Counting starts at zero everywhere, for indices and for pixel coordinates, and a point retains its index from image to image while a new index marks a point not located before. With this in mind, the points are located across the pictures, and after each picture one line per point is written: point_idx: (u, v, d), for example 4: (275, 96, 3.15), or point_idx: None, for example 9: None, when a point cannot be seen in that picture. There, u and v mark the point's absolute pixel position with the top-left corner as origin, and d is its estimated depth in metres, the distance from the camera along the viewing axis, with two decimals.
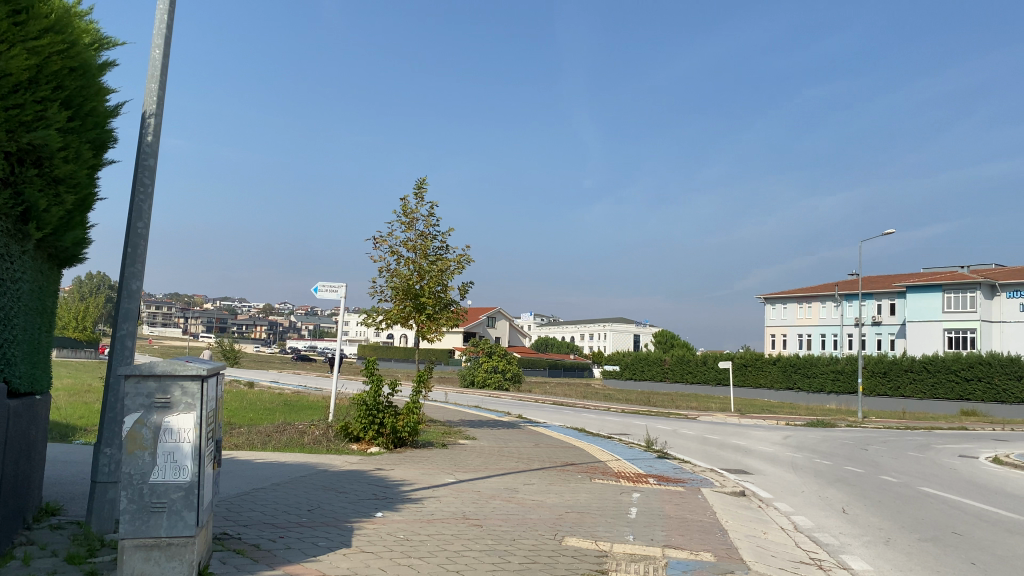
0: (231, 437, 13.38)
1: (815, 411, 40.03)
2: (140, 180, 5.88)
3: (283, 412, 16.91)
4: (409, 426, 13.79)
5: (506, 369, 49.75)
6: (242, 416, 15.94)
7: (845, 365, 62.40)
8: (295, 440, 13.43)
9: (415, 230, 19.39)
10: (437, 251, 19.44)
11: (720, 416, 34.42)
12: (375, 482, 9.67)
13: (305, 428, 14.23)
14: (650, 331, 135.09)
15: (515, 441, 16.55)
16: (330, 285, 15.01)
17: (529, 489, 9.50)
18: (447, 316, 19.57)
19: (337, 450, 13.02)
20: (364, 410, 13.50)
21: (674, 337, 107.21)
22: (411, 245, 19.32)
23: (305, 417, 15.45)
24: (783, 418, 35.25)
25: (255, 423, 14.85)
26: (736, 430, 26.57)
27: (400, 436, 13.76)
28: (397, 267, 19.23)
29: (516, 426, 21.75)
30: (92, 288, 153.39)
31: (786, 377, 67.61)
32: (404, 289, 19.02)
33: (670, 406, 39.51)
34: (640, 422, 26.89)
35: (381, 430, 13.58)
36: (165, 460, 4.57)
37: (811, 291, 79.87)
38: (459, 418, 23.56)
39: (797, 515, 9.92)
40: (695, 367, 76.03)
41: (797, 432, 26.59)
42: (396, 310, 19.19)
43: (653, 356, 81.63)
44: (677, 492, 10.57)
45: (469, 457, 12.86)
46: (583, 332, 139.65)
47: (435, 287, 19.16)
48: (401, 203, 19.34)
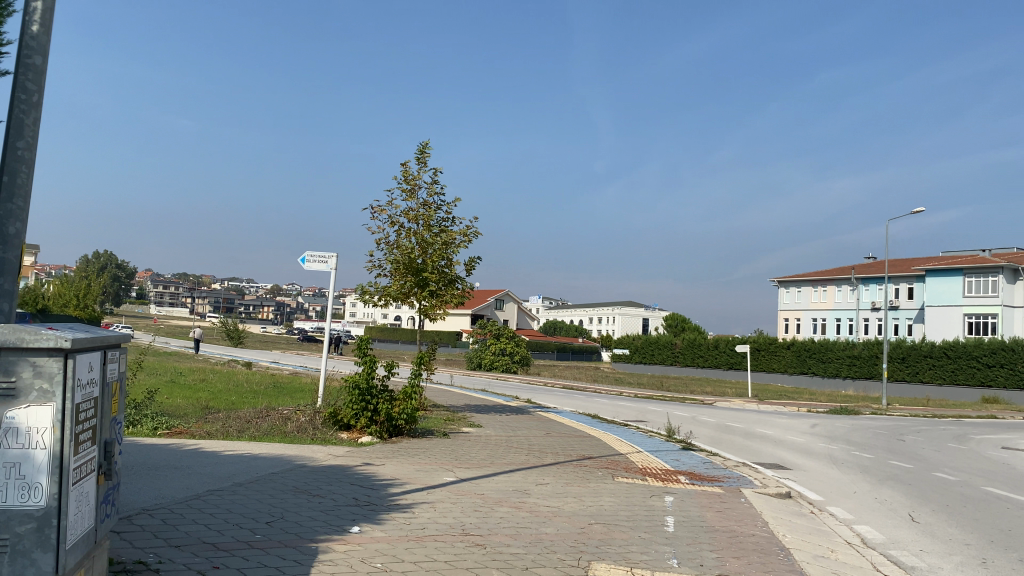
0: (206, 425, 11.85)
1: (836, 397, 38.38)
2: (21, 83, 4.29)
3: (270, 395, 15.42)
4: (407, 414, 12.29)
5: (515, 352, 48.26)
6: (224, 400, 14.45)
7: (862, 350, 60.66)
8: (277, 427, 11.92)
9: (417, 199, 17.80)
10: (441, 222, 17.86)
11: (739, 402, 32.81)
12: (360, 481, 8.13)
13: (290, 414, 12.73)
14: (660, 316, 133.24)
15: (524, 430, 14.98)
16: (319, 254, 13.45)
17: (542, 493, 7.94)
18: (452, 293, 17.98)
19: (324, 439, 11.52)
20: (354, 395, 11.99)
21: (685, 321, 105.47)
22: (412, 216, 17.74)
23: (291, 401, 13.95)
24: (804, 405, 33.67)
25: (236, 408, 13.35)
26: (759, 417, 24.93)
27: (395, 424, 12.26)
28: (397, 240, 17.67)
29: (525, 412, 20.25)
30: (99, 267, 152.78)
31: (800, 362, 65.94)
32: (405, 263, 17.44)
33: (684, 391, 37.96)
34: (658, 407, 25.28)
35: (375, 418, 12.06)
36: (7, 475, 3.04)
37: (827, 274, 78.03)
38: (464, 402, 22.04)
39: (860, 524, 8.38)
40: (706, 351, 74.45)
41: (824, 419, 24.99)
42: (396, 286, 17.64)
43: (664, 339, 80.05)
44: (715, 494, 9.01)
45: (474, 449, 11.29)
46: (591, 315, 138.19)
47: (439, 261, 17.60)
48: (402, 169, 17.72)
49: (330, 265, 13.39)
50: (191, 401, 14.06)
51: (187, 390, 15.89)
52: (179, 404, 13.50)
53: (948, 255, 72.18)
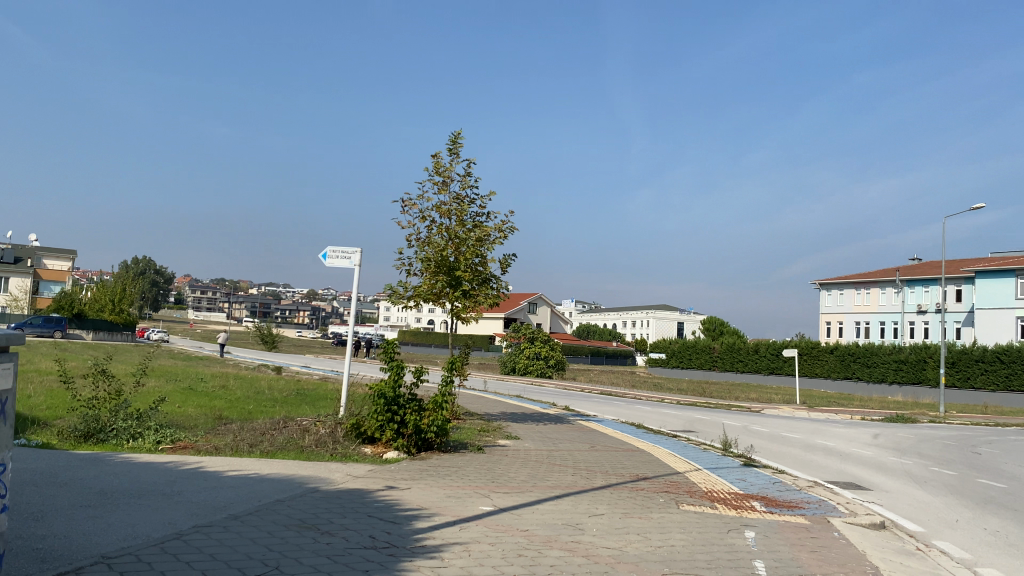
0: (216, 438, 10.66)
1: (889, 404, 36.43)
2: None
3: (291, 402, 14.26)
4: (437, 426, 10.99)
5: (550, 356, 46.89)
6: (242, 408, 13.30)
7: (909, 354, 58.19)
8: (293, 441, 10.69)
9: (449, 192, 16.55)
10: (475, 217, 16.59)
11: (786, 409, 31.11)
12: (381, 511, 6.81)
13: (309, 425, 11.49)
14: (695, 319, 130.84)
15: (565, 443, 13.58)
16: (341, 250, 12.24)
17: (598, 529, 6.57)
18: (486, 294, 16.67)
19: (345, 455, 10.27)
20: (380, 405, 10.71)
21: (722, 325, 103.22)
22: (445, 212, 16.49)
23: (312, 410, 12.75)
24: (857, 412, 31.89)
25: (252, 419, 12.20)
26: (814, 426, 23.26)
27: (425, 438, 10.99)
28: (428, 236, 16.44)
29: (565, 421, 18.87)
30: (138, 271, 154.89)
31: (844, 367, 63.66)
32: (436, 262, 16.19)
33: (729, 398, 36.22)
34: (705, 416, 23.75)
35: (402, 431, 10.79)
36: None
37: (870, 276, 75.57)
38: (499, 410, 20.73)
39: (985, 568, 6.90)
40: (746, 355, 72.38)
41: (885, 429, 23.24)
42: (426, 286, 16.39)
43: (701, 343, 78.16)
44: (802, 525, 7.58)
45: (515, 468, 9.95)
46: (625, 319, 136.19)
47: (472, 258, 16.31)
48: (433, 160, 16.47)
49: (354, 262, 12.17)
50: (206, 409, 12.93)
51: (203, 397, 14.83)
52: (193, 414, 12.40)
53: (997, 255, 69.40)
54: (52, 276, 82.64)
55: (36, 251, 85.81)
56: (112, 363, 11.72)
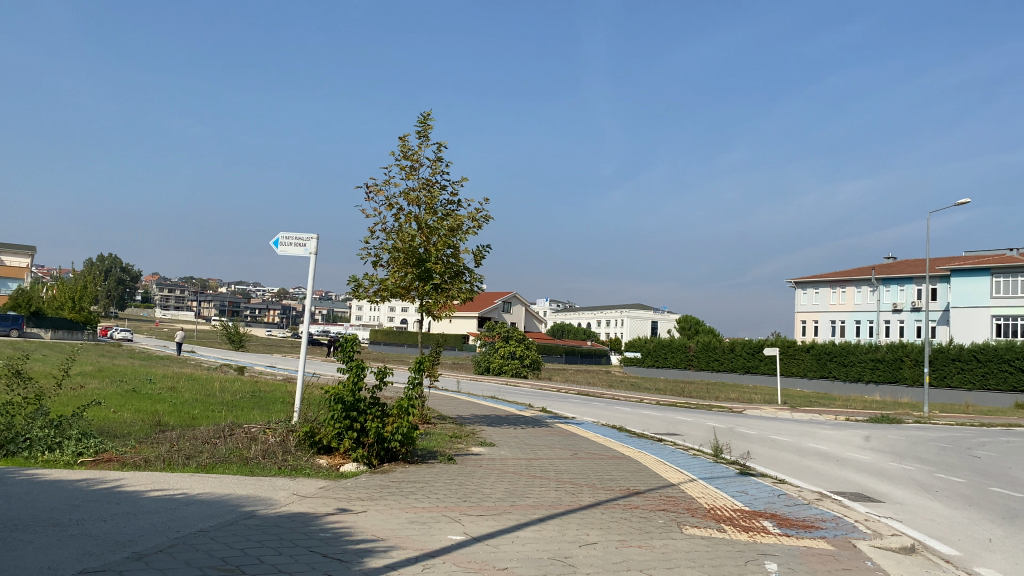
0: (149, 449, 9.27)
1: (871, 404, 35.75)
2: None
3: (242, 406, 12.93)
4: (402, 434, 9.73)
5: (525, 355, 45.77)
6: (185, 414, 11.92)
7: (886, 353, 57.95)
8: (238, 451, 9.40)
9: (419, 177, 15.29)
10: (446, 204, 15.36)
11: (769, 410, 30.23)
12: (326, 543, 5.55)
13: (257, 433, 10.19)
14: (670, 318, 130.48)
15: (544, 449, 12.39)
16: (295, 236, 10.95)
17: (594, 564, 5.38)
18: (459, 288, 15.45)
19: (297, 468, 9.02)
20: (337, 411, 9.47)
21: (698, 323, 102.81)
22: (415, 200, 15.26)
23: (263, 415, 11.44)
24: (841, 413, 31.12)
25: (194, 426, 10.87)
26: (802, 429, 22.29)
27: (389, 448, 9.73)
28: (395, 225, 15.18)
29: (542, 424, 17.72)
30: (103, 269, 151.71)
31: (821, 366, 63.23)
32: (405, 252, 14.91)
33: (709, 398, 35.32)
34: (689, 418, 22.71)
35: (362, 440, 9.55)
36: None
37: (845, 275, 75.33)
38: (472, 412, 19.52)
39: None
40: (722, 354, 71.86)
41: (876, 430, 22.35)
42: (394, 279, 15.12)
43: (677, 342, 77.51)
44: (827, 553, 6.46)
45: (490, 482, 8.75)
46: (599, 318, 135.38)
47: (444, 249, 15.08)
48: (401, 143, 15.20)
49: (309, 250, 10.90)
50: (145, 415, 11.57)
51: (145, 400, 13.47)
52: (129, 420, 11.03)
53: (972, 254, 69.31)
54: (10, 272, 79.89)
55: None
56: (29, 364, 10.31)
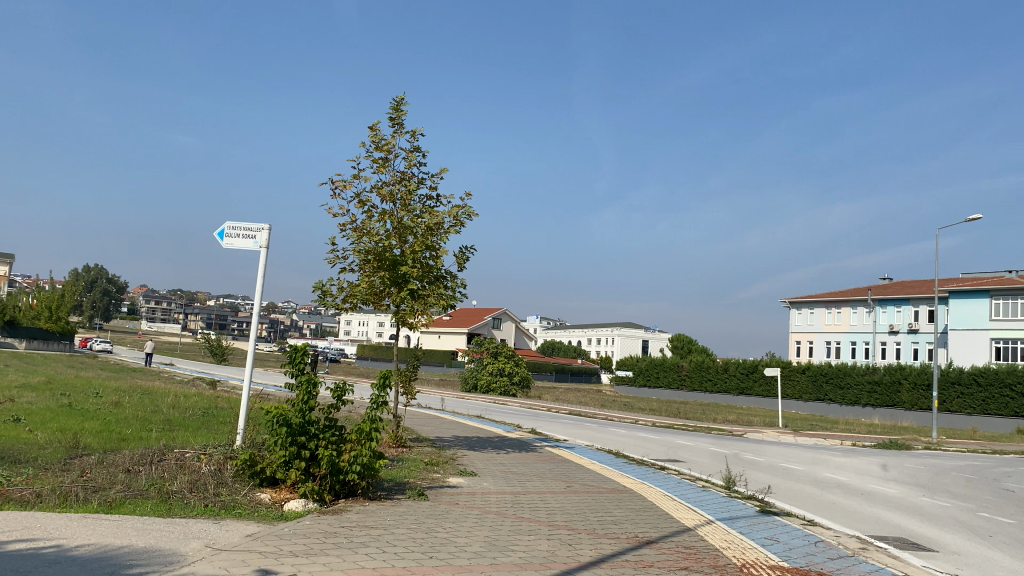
0: (49, 479, 7.54)
1: (876, 428, 34.15)
2: None
3: (187, 426, 11.19)
4: (362, 464, 8.03)
5: (514, 373, 44.12)
6: (114, 434, 10.16)
7: (883, 375, 56.50)
8: (159, 484, 7.66)
9: (392, 171, 13.69)
10: (424, 200, 13.76)
11: (771, 434, 28.59)
12: None
13: (189, 459, 8.48)
14: (660, 337, 128.88)
15: (533, 481, 10.72)
16: (242, 226, 9.32)
17: None
18: (438, 293, 13.81)
19: (229, 506, 7.34)
20: (281, 435, 7.79)
21: (691, 342, 101.29)
22: (389, 197, 13.67)
23: (201, 439, 9.73)
24: (846, 438, 29.49)
25: (119, 449, 9.13)
26: (812, 456, 20.63)
27: (346, 481, 8.04)
28: (366, 224, 13.59)
29: (530, 448, 16.05)
30: (87, 279, 149.03)
31: (816, 388, 61.69)
32: (377, 254, 13.31)
33: (706, 420, 33.69)
34: (689, 442, 21.02)
35: (313, 471, 7.89)
36: None
37: (841, 295, 74.00)
38: (454, 434, 17.81)
39: None
40: (715, 375, 70.33)
41: (891, 458, 20.73)
42: (365, 284, 13.48)
43: (670, 362, 75.99)
44: None
45: (466, 526, 7.07)
46: (589, 336, 133.70)
47: (422, 251, 13.49)
48: (372, 133, 13.61)
49: (260, 242, 9.28)
50: (65, 435, 9.81)
51: (75, 417, 11.70)
52: (40, 442, 9.25)
53: (969, 276, 68.19)
54: None
55: None
56: None
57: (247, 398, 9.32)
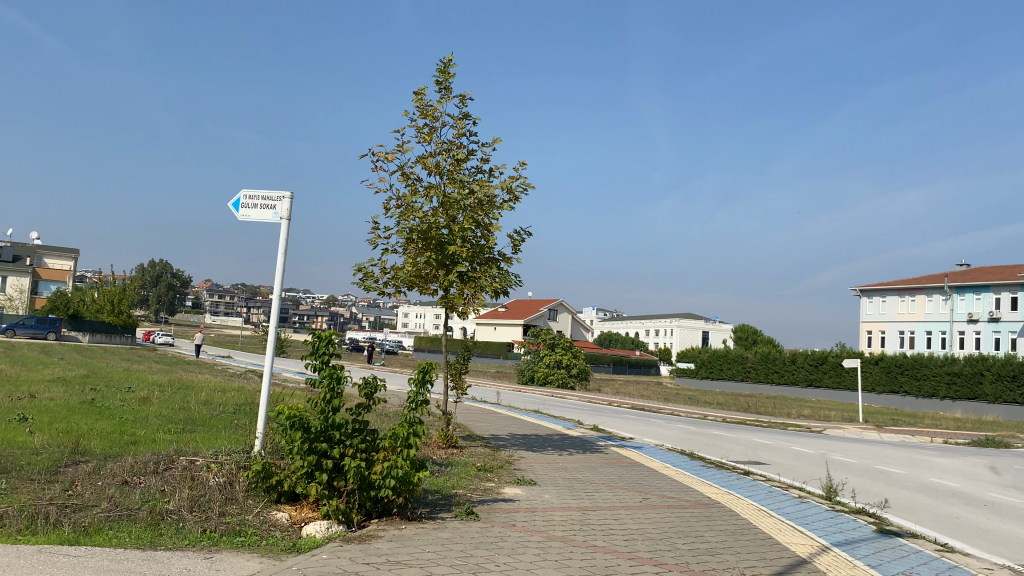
0: (22, 494, 6.28)
1: (964, 424, 31.57)
2: None
3: (210, 426, 9.98)
4: (398, 479, 6.53)
5: (572, 365, 42.53)
6: (125, 436, 8.97)
7: (964, 366, 53.15)
8: (152, 501, 6.32)
9: (439, 140, 12.21)
10: (473, 172, 12.27)
11: (852, 430, 26.40)
12: None
13: (196, 470, 7.12)
14: (722, 328, 125.29)
15: (602, 491, 9.20)
16: (261, 195, 7.95)
17: None
18: (490, 275, 12.30)
19: (234, 531, 5.96)
20: (298, 442, 6.36)
21: (754, 333, 98.15)
22: (436, 168, 12.20)
23: (217, 443, 8.43)
24: (936, 434, 27.10)
25: (123, 456, 7.88)
26: (908, 456, 18.54)
27: (378, 498, 6.59)
28: (410, 200, 12.15)
29: (595, 449, 14.46)
30: (153, 274, 152.47)
31: (890, 380, 58.56)
32: (422, 233, 11.89)
33: (778, 415, 31.60)
34: (766, 441, 19.13)
35: (338, 486, 6.44)
36: None
37: (915, 283, 70.34)
38: (511, 431, 16.38)
39: None
40: (782, 367, 67.62)
41: (996, 459, 18.55)
42: (409, 267, 12.11)
43: (733, 353, 73.43)
44: None
45: (524, 562, 5.56)
46: (647, 327, 131.02)
47: (471, 228, 12.03)
48: (416, 98, 12.15)
49: (280, 214, 7.89)
50: (67, 437, 8.63)
51: (90, 415, 10.60)
52: (33, 446, 8.05)
53: None
54: (53, 275, 78.78)
55: (37, 250, 81.51)
56: None
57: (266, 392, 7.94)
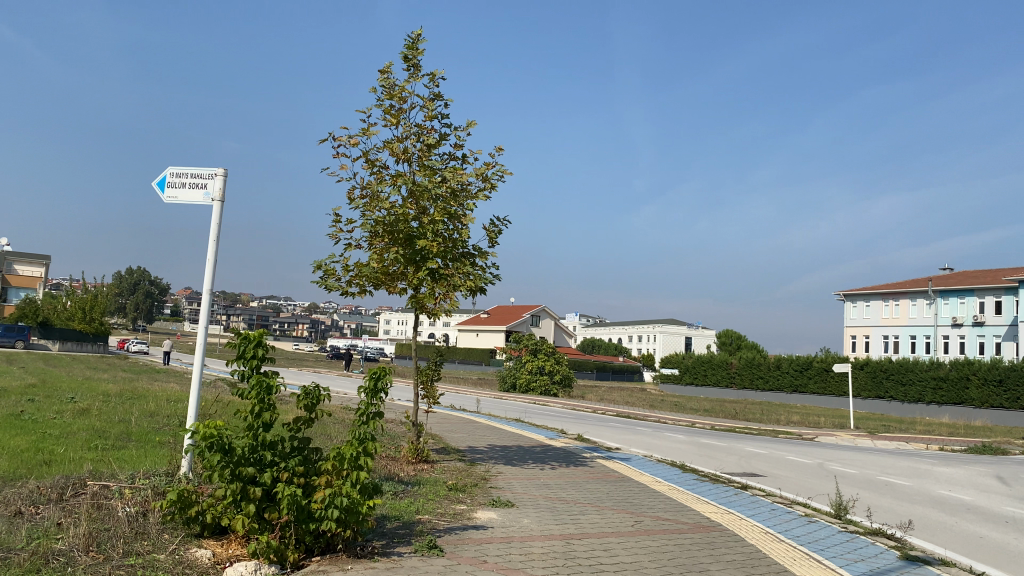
0: None
1: (956, 430, 30.75)
2: None
3: (142, 441, 8.78)
4: (344, 509, 5.40)
5: (555, 371, 41.49)
6: (40, 455, 7.77)
7: (950, 371, 52.51)
8: (38, 541, 5.14)
9: (407, 123, 11.10)
10: (444, 159, 11.18)
11: (845, 437, 25.51)
12: None
13: (103, 497, 5.95)
14: (705, 334, 124.64)
15: (589, 513, 8.13)
16: (189, 172, 6.83)
17: None
18: (464, 272, 11.19)
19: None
20: (221, 466, 5.21)
21: (739, 338, 97.59)
22: (404, 154, 11.09)
23: (143, 462, 7.27)
24: (931, 441, 26.22)
25: (27, 480, 6.70)
26: (908, 465, 17.57)
27: (319, 534, 5.44)
28: (376, 188, 11.02)
29: (579, 461, 13.36)
30: (130, 281, 149.50)
31: (876, 385, 57.98)
32: (388, 225, 10.75)
33: (767, 422, 30.64)
34: (760, 450, 18.09)
35: (271, 518, 5.29)
36: None
37: (899, 287, 69.93)
38: (490, 441, 15.27)
39: None
40: (767, 372, 66.97)
41: (1000, 468, 17.63)
42: (376, 264, 10.98)
43: (717, 358, 72.68)
44: None
45: None
46: (631, 333, 130.13)
47: (443, 220, 10.91)
48: (381, 76, 11.05)
49: (211, 194, 6.79)
50: None
51: (8, 430, 9.36)
52: None
53: None
54: (23, 281, 76.44)
55: (7, 257, 79.18)
56: None
57: (196, 402, 6.60)
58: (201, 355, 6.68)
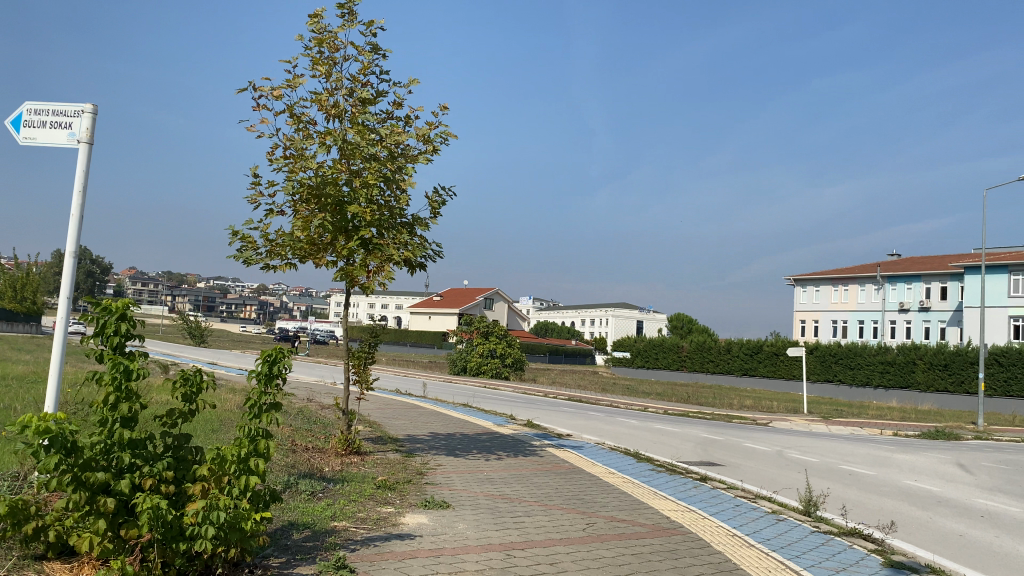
0: None
1: (906, 415, 30.62)
2: None
3: None
4: (221, 525, 4.27)
5: (506, 354, 40.53)
6: None
7: (897, 355, 53.01)
8: None
9: (340, 75, 9.91)
10: (379, 116, 10.01)
11: (800, 422, 25.00)
12: None
13: None
14: (657, 318, 125.05)
15: (535, 514, 7.11)
16: (49, 108, 5.59)
17: None
18: (400, 242, 10.07)
19: None
20: (53, 474, 4.01)
21: (690, 322, 97.91)
22: (335, 109, 9.90)
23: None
24: (885, 426, 25.87)
25: None
26: (867, 451, 16.97)
27: (190, 555, 4.31)
28: (302, 146, 9.81)
29: (526, 450, 12.32)
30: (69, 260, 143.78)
31: (824, 369, 58.30)
32: (315, 188, 9.57)
33: (720, 406, 30.08)
34: (717, 437, 17.30)
35: (125, 536, 4.15)
36: None
37: (848, 272, 70.50)
38: (433, 428, 14.19)
39: None
40: (717, 355, 67.10)
41: (958, 454, 17.14)
42: (300, 232, 9.79)
43: (669, 342, 72.58)
44: None
45: None
46: (583, 317, 129.95)
47: (376, 184, 9.75)
48: (310, 21, 9.83)
49: (78, 135, 5.58)
50: None
51: None
52: None
53: None
54: None
55: None
56: None
57: (52, 395, 5.33)
58: (63, 333, 5.47)
